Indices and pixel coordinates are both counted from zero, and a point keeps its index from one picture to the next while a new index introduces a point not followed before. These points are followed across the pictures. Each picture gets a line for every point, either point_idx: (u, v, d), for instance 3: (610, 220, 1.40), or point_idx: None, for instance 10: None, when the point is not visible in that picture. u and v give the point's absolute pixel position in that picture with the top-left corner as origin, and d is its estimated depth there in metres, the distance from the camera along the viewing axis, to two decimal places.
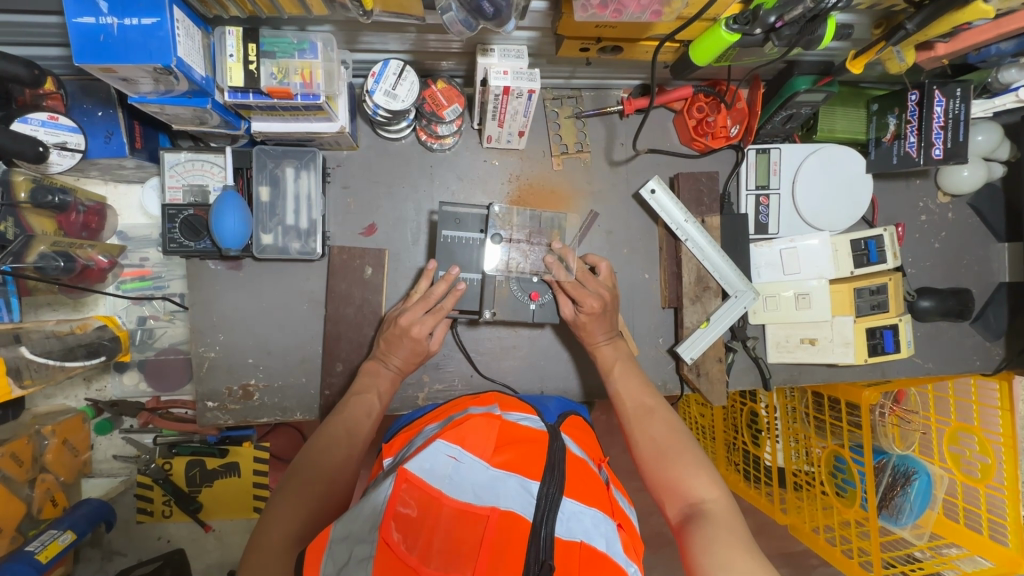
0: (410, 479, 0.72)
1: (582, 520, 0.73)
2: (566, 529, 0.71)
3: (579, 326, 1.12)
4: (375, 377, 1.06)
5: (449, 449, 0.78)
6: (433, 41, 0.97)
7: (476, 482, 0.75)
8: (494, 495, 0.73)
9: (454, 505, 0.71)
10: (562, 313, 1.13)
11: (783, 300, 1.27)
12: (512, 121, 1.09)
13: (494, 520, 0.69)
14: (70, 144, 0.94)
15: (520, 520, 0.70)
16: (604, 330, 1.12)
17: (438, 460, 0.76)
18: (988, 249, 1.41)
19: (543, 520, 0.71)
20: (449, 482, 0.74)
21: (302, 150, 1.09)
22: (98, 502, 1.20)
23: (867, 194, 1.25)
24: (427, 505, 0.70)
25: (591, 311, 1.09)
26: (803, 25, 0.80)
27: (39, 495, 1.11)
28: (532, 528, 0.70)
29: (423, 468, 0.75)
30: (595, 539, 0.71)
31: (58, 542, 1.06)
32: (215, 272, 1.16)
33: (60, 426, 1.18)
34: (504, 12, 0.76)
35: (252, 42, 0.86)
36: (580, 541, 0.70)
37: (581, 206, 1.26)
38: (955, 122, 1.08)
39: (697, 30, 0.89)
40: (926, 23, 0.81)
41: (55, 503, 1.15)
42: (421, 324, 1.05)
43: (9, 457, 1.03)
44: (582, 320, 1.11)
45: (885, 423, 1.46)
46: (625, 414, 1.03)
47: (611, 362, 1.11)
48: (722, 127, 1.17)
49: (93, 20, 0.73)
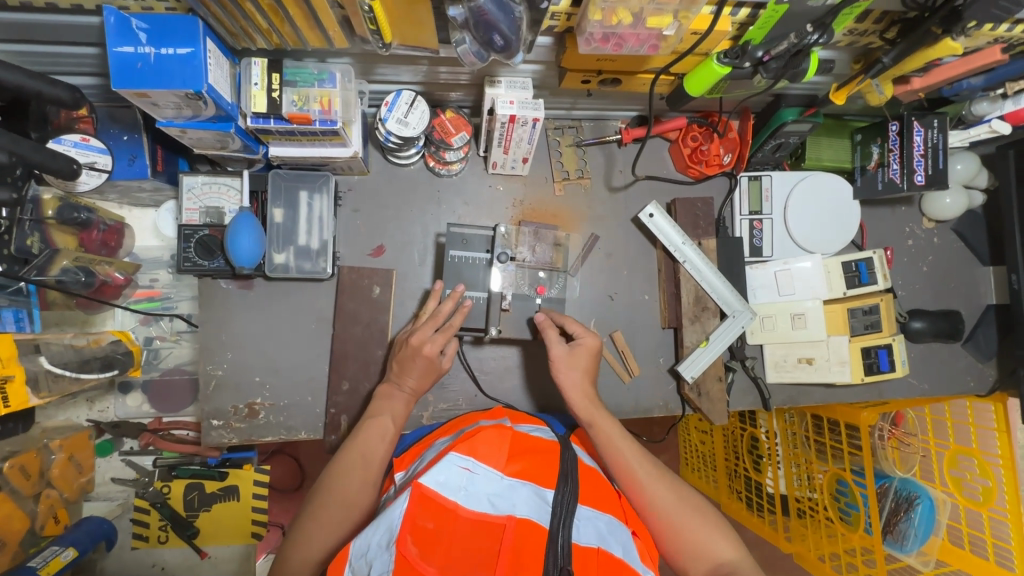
0: (426, 493, 0.71)
1: (598, 525, 0.76)
2: (582, 534, 0.74)
3: (572, 355, 1.06)
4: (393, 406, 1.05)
5: (461, 461, 0.77)
6: (444, 73, 1.03)
7: (491, 492, 0.75)
8: (510, 503, 0.74)
9: (470, 514, 0.71)
10: (550, 351, 1.06)
11: (780, 320, 1.30)
12: (517, 148, 1.15)
13: (511, 527, 0.70)
14: (99, 164, 0.97)
15: (537, 526, 0.71)
16: (587, 382, 1.05)
17: (450, 472, 0.75)
18: (974, 273, 1.46)
19: (560, 526, 0.72)
20: (464, 494, 0.73)
21: (315, 174, 1.13)
22: (100, 521, 1.25)
23: (856, 219, 1.32)
24: (442, 517, 0.70)
25: (585, 349, 1.07)
26: (787, 60, 0.87)
27: (44, 510, 1.11)
28: (549, 533, 0.71)
29: (437, 482, 0.73)
30: (612, 546, 0.73)
31: (61, 558, 1.06)
32: (227, 292, 1.18)
33: (68, 440, 1.16)
34: (513, 46, 0.82)
35: (276, 72, 0.92)
36: (597, 547, 0.72)
37: (582, 229, 1.30)
38: (934, 151, 1.15)
39: (689, 64, 0.95)
40: (901, 57, 0.88)
41: (57, 519, 1.15)
42: (433, 342, 1.06)
43: (18, 468, 1.01)
44: (579, 351, 1.07)
45: (885, 445, 1.48)
46: (628, 483, 0.92)
47: (609, 431, 0.98)
48: (716, 156, 1.26)
49: (132, 49, 0.78)
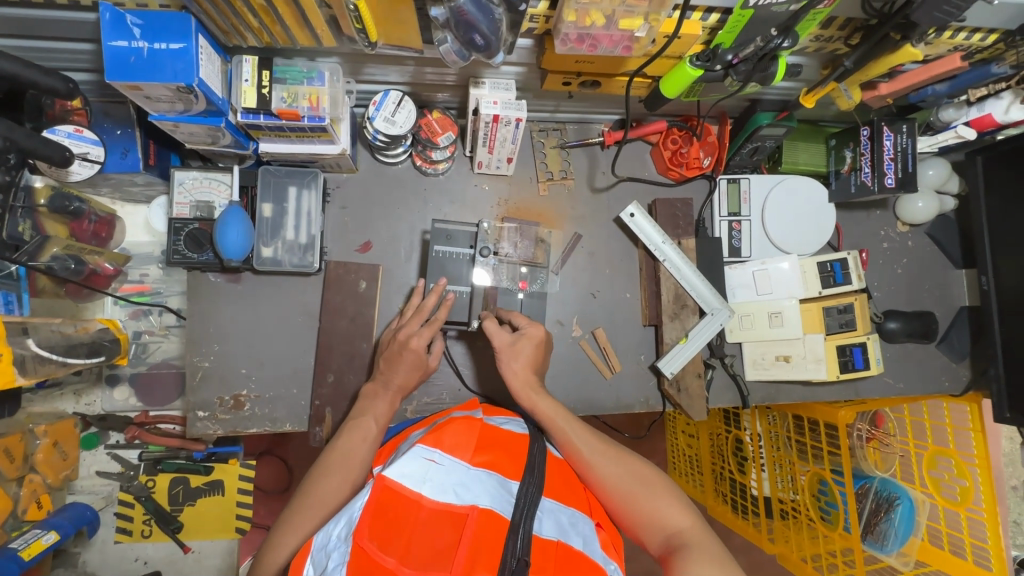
0: (390, 485, 0.71)
1: (559, 518, 0.76)
2: (544, 526, 0.74)
3: (513, 348, 1.05)
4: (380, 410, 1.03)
5: (427, 453, 0.77)
6: (430, 74, 1.07)
7: (457, 482, 0.74)
8: (473, 494, 0.73)
9: (432, 505, 0.70)
10: (494, 342, 1.05)
11: (758, 319, 1.33)
12: (501, 148, 1.18)
13: (473, 517, 0.69)
14: (91, 155, 1.00)
15: (499, 518, 0.71)
16: (530, 372, 1.03)
17: (415, 463, 0.74)
18: (948, 276, 1.50)
19: (522, 517, 0.72)
20: (428, 484, 0.72)
21: (304, 171, 1.17)
22: (83, 507, 1.26)
23: (831, 221, 1.36)
24: (404, 508, 0.70)
25: (529, 339, 1.06)
26: (756, 63, 0.91)
27: (27, 494, 1.11)
28: (511, 524, 0.71)
29: (402, 472, 0.73)
30: (573, 538, 0.73)
31: (42, 541, 1.09)
32: (215, 285, 1.20)
33: (53, 427, 1.18)
34: (494, 45, 0.85)
35: (265, 69, 0.95)
36: (557, 539, 0.71)
37: (566, 228, 1.34)
38: (904, 155, 1.19)
39: (664, 67, 0.99)
40: (862, 61, 0.93)
41: (40, 505, 1.15)
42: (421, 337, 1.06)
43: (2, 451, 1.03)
44: (520, 344, 1.05)
45: (865, 445, 1.52)
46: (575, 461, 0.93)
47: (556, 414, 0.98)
48: (695, 158, 1.30)
49: (126, 44, 0.81)
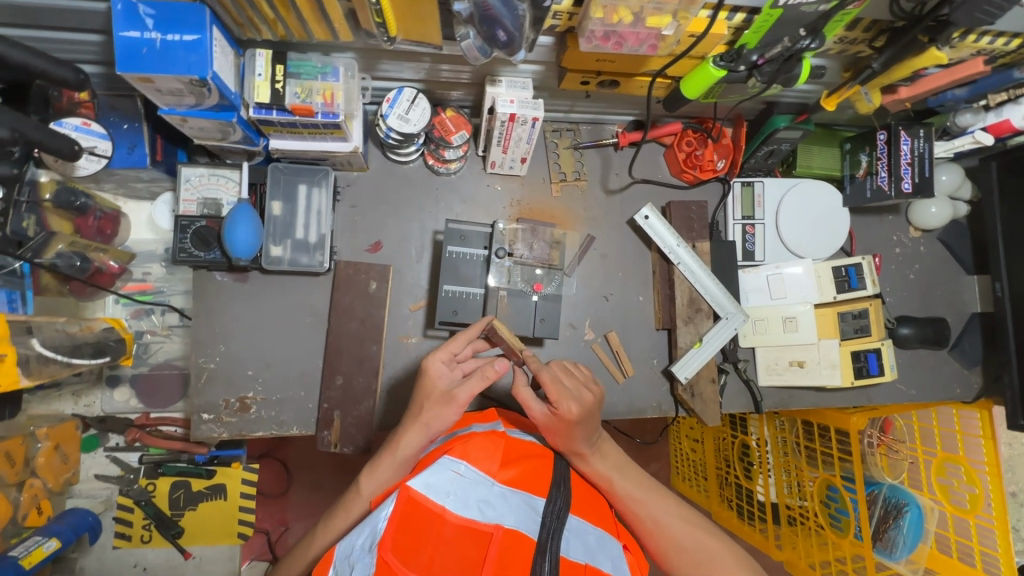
0: (414, 497, 0.68)
1: (587, 539, 0.74)
2: (570, 548, 0.71)
3: (551, 427, 0.88)
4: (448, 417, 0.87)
5: (453, 465, 0.75)
6: (445, 71, 1.05)
7: (482, 497, 0.71)
8: (498, 512, 0.70)
9: (457, 520, 0.67)
10: (529, 412, 0.90)
11: (772, 323, 1.32)
12: (515, 148, 1.16)
13: (498, 537, 0.66)
14: (99, 149, 0.98)
15: (525, 538, 0.68)
16: (579, 444, 0.88)
17: (440, 475, 0.72)
18: (959, 282, 1.49)
19: (548, 538, 0.69)
20: (452, 498, 0.70)
21: (314, 168, 1.14)
22: (85, 513, 1.23)
23: (845, 226, 1.35)
24: (428, 522, 0.67)
25: (566, 420, 0.87)
26: (780, 64, 0.90)
27: (27, 500, 1.08)
28: (537, 545, 0.68)
29: (427, 484, 0.71)
30: (602, 562, 0.71)
31: (43, 549, 1.05)
32: (221, 284, 1.17)
33: (55, 430, 1.14)
34: (516, 42, 0.84)
35: (280, 64, 0.93)
36: (586, 562, 0.69)
37: (578, 230, 1.32)
38: (920, 160, 1.18)
39: (685, 67, 0.98)
40: (889, 63, 0.91)
41: (40, 511, 1.12)
42: (467, 386, 0.88)
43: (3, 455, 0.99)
44: (555, 424, 0.87)
45: (874, 452, 1.48)
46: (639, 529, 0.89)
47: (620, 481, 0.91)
48: (710, 161, 1.28)
49: (138, 35, 0.79)
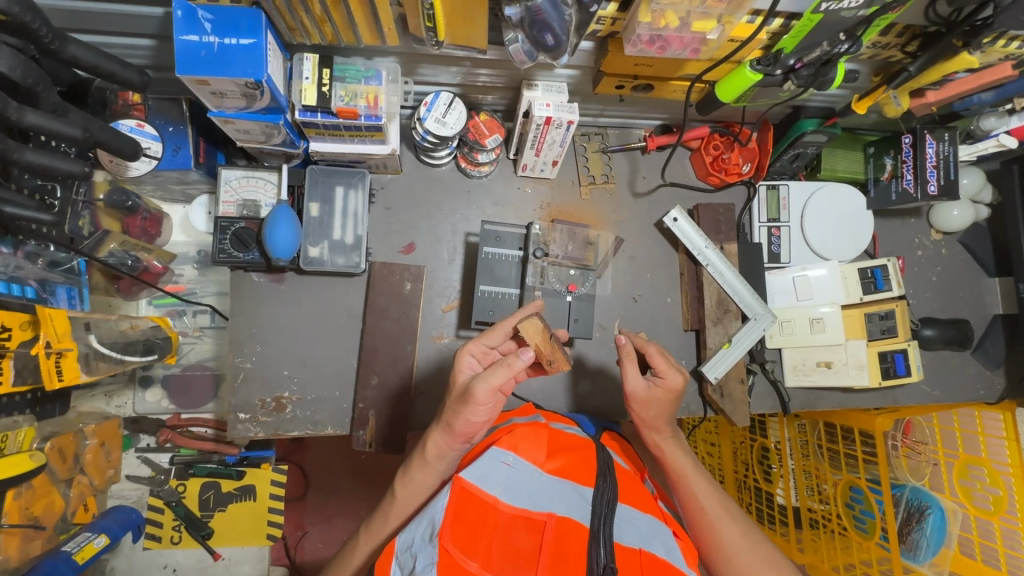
0: (468, 488, 0.69)
1: (639, 526, 0.74)
2: (623, 535, 0.72)
3: (649, 396, 0.99)
4: (469, 417, 0.80)
5: (503, 456, 0.75)
6: (483, 75, 1.07)
7: (532, 487, 0.73)
8: (549, 500, 0.72)
9: (510, 509, 0.69)
10: (628, 387, 1.00)
11: (798, 325, 1.33)
12: (548, 151, 1.18)
13: (552, 525, 0.68)
14: (150, 150, 1.01)
15: (578, 525, 0.69)
16: (665, 423, 1.00)
17: (492, 466, 0.73)
18: (981, 284, 1.51)
19: (601, 525, 0.70)
20: (505, 489, 0.71)
21: (351, 170, 1.16)
22: (129, 510, 1.23)
23: (869, 228, 1.36)
24: (483, 511, 0.68)
25: (669, 389, 0.99)
26: (817, 68, 0.93)
27: (75, 497, 1.08)
28: (591, 532, 0.69)
29: (480, 476, 0.71)
30: (656, 547, 0.71)
31: (93, 544, 1.07)
32: (258, 285, 1.18)
33: (101, 427, 1.15)
34: (562, 46, 0.85)
35: (326, 68, 0.95)
36: (639, 549, 0.70)
37: (607, 231, 1.33)
38: (945, 163, 1.20)
39: (722, 71, 1.00)
40: (924, 68, 0.94)
41: (86, 507, 1.13)
42: (487, 381, 0.78)
43: (56, 450, 0.99)
44: (656, 394, 0.99)
45: (898, 454, 1.50)
46: (697, 519, 0.91)
47: (684, 466, 0.96)
48: (735, 165, 1.30)
49: (197, 38, 0.81)
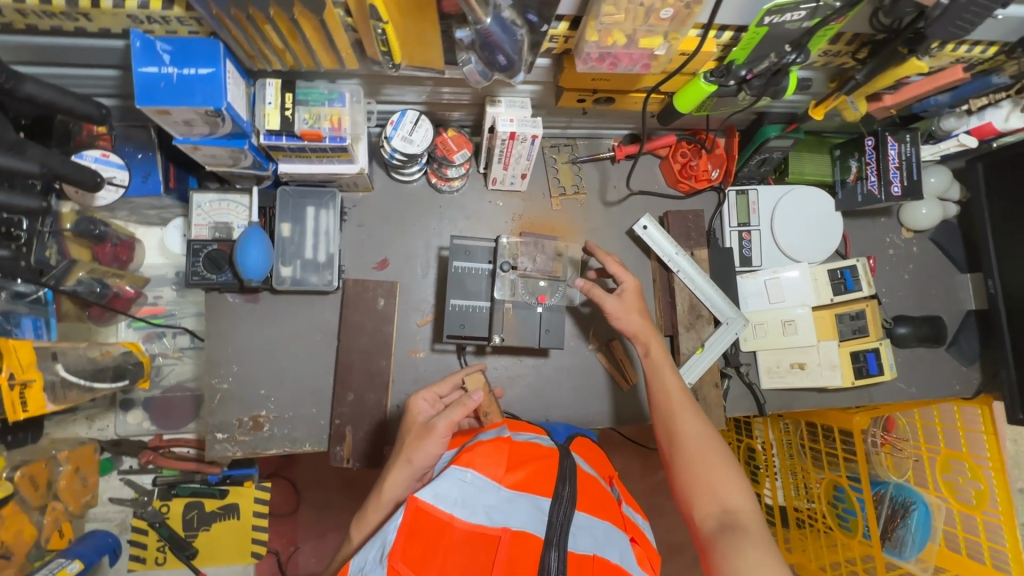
0: (422, 507, 0.70)
1: (595, 533, 0.75)
2: (578, 542, 0.73)
3: (622, 304, 1.11)
4: (428, 452, 0.83)
5: (461, 473, 0.74)
6: (446, 93, 1.09)
7: (489, 502, 0.73)
8: (505, 515, 0.73)
9: (465, 526, 0.70)
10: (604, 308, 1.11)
11: (771, 327, 1.35)
12: (515, 164, 1.20)
13: (505, 540, 0.69)
14: (117, 179, 1.02)
15: (532, 537, 0.71)
16: (645, 320, 1.11)
17: (449, 484, 0.72)
18: (954, 281, 1.52)
19: (555, 535, 0.71)
20: (461, 505, 0.72)
21: (321, 190, 1.17)
22: (105, 535, 1.26)
23: (838, 230, 1.38)
24: (437, 528, 0.69)
25: (630, 291, 1.12)
26: (768, 79, 0.95)
27: (49, 523, 1.10)
28: (544, 544, 0.70)
29: (436, 495, 0.71)
30: (609, 552, 0.73)
31: (67, 570, 1.09)
32: (233, 305, 1.20)
33: (76, 453, 1.17)
34: (516, 65, 0.87)
35: (289, 92, 0.97)
36: (593, 554, 0.71)
37: (580, 241, 1.35)
38: (908, 163, 1.23)
39: (678, 83, 1.02)
40: (872, 75, 0.96)
41: (62, 533, 1.15)
42: (445, 416, 0.85)
43: (28, 479, 1.01)
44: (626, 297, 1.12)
45: (878, 451, 1.49)
46: (665, 406, 0.99)
47: (662, 362, 1.05)
48: (704, 171, 1.32)
49: (156, 70, 0.83)
